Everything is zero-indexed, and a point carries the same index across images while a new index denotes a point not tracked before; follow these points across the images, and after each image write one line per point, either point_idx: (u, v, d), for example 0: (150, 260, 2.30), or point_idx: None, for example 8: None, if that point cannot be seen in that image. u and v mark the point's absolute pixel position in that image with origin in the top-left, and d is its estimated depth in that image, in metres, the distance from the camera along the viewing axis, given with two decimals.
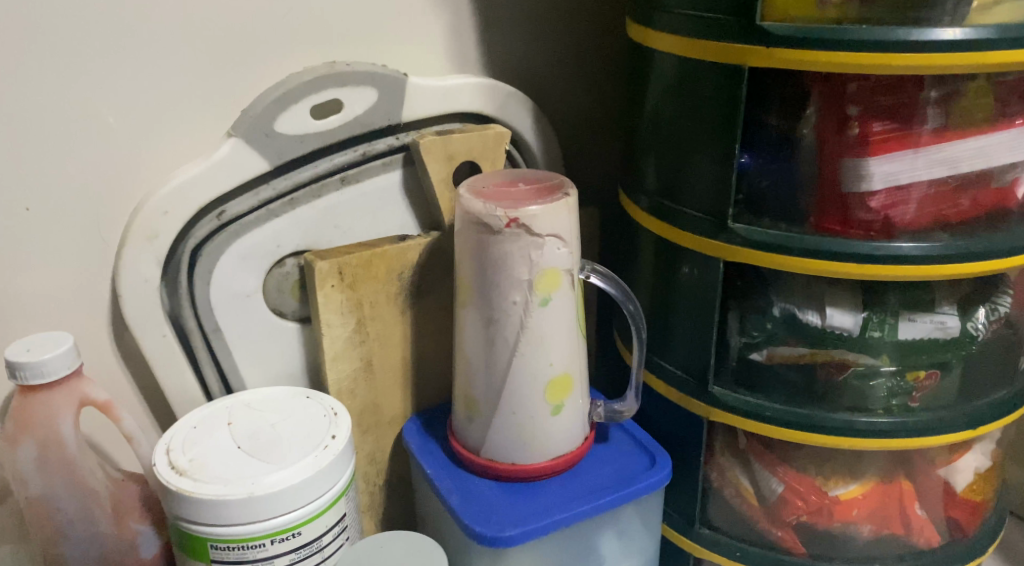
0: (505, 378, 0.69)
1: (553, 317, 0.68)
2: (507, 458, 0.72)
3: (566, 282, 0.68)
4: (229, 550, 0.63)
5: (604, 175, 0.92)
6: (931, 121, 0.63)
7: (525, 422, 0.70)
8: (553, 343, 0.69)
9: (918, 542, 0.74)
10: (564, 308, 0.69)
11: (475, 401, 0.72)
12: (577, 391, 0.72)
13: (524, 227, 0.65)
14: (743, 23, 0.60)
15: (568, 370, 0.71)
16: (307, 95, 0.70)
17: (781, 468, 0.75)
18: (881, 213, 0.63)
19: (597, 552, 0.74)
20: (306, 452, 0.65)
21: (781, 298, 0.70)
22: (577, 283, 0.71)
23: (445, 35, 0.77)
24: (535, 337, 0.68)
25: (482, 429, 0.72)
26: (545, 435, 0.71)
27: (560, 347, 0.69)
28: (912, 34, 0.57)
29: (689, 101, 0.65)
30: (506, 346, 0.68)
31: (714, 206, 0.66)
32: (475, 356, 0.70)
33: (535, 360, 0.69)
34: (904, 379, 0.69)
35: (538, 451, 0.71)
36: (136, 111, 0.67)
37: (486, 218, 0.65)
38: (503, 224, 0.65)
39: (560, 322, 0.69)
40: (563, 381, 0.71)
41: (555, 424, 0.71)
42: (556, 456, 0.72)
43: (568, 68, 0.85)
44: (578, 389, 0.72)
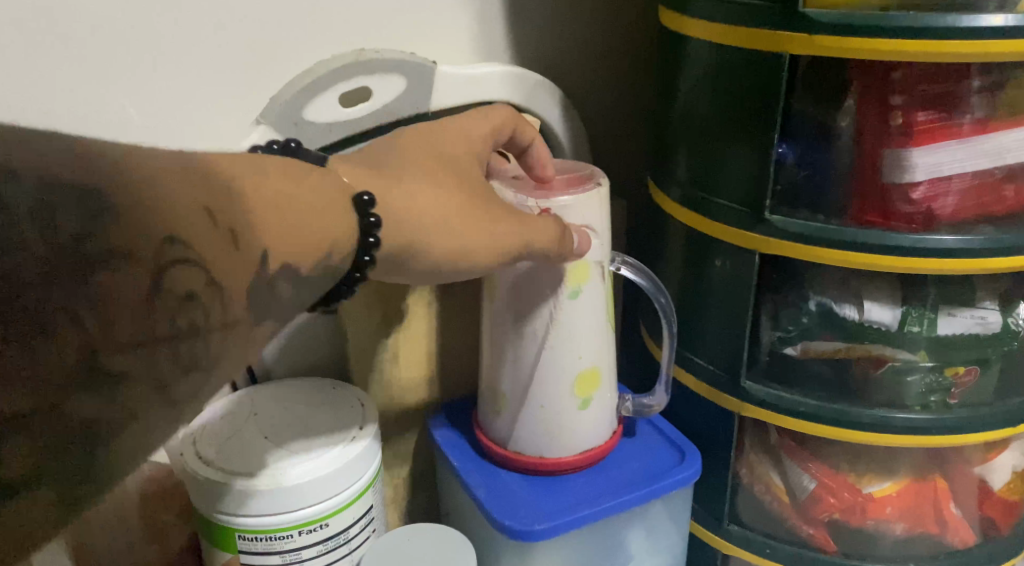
0: (534, 371, 0.68)
1: (582, 310, 0.67)
2: (535, 452, 0.71)
3: (596, 275, 0.67)
4: (256, 541, 0.62)
5: (631, 167, 0.91)
6: (975, 111, 0.62)
7: (554, 415, 0.69)
8: (583, 336, 0.68)
9: (952, 541, 0.73)
10: (594, 300, 0.68)
11: (503, 395, 0.71)
12: (605, 385, 0.71)
13: None
14: (782, 10, 0.58)
15: (597, 363, 0.70)
16: (334, 84, 0.69)
17: (813, 464, 0.74)
18: (923, 205, 0.62)
19: (626, 546, 0.73)
20: (335, 444, 0.65)
21: (818, 292, 0.69)
22: (607, 275, 0.69)
23: (474, 24, 0.75)
24: (565, 329, 0.67)
25: (510, 423, 0.71)
26: (573, 429, 0.70)
27: (590, 340, 0.68)
28: (960, 20, 0.55)
29: (725, 93, 0.64)
30: (535, 339, 0.67)
31: (750, 199, 0.64)
32: (502, 349, 0.69)
33: (564, 353, 0.68)
34: (943, 375, 0.67)
35: (566, 444, 0.70)
36: (157, 99, 0.64)
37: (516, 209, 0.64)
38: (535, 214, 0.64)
39: (589, 314, 0.68)
40: (592, 375, 0.70)
41: (583, 417, 0.70)
42: (584, 451, 0.71)
43: (597, 58, 0.84)
44: (607, 382, 0.71)
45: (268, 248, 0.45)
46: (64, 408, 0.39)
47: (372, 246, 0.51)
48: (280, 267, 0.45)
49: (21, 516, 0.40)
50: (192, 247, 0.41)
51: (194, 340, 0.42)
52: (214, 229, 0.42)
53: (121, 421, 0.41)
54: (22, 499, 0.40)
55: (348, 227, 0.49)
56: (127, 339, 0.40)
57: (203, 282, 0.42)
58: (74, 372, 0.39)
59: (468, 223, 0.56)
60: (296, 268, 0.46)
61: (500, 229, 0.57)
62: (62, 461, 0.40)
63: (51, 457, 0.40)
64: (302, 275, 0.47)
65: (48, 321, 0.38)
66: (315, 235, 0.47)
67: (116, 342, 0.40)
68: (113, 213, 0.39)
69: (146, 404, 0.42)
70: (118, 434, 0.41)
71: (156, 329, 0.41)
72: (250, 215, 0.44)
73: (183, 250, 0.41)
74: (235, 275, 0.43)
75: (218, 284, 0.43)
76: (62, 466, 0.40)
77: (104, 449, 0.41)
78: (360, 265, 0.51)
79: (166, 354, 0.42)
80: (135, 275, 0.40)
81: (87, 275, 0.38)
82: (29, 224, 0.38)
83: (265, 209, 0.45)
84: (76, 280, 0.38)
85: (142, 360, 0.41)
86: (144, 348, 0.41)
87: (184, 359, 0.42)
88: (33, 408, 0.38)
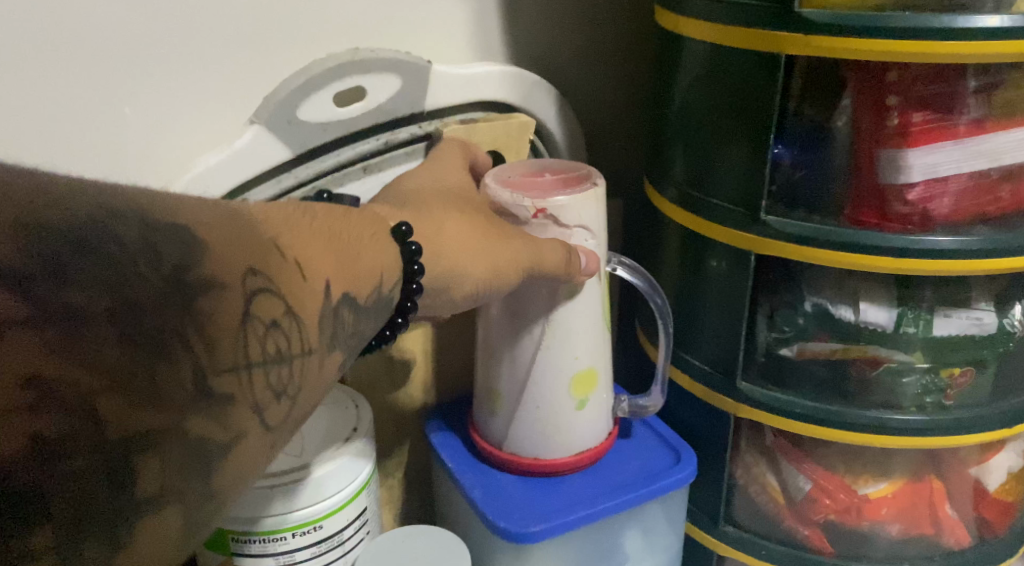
0: (530, 372, 0.68)
1: (580, 311, 0.66)
2: (531, 453, 0.70)
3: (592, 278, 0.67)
4: (250, 542, 0.62)
5: (628, 168, 0.91)
6: (971, 112, 0.62)
7: (549, 416, 0.69)
8: (580, 337, 0.67)
9: (948, 542, 0.73)
10: (592, 300, 0.67)
11: (498, 397, 0.70)
12: (602, 386, 0.71)
13: (551, 217, 0.63)
14: (779, 10, 0.58)
15: (594, 363, 0.69)
16: (328, 83, 0.68)
17: (808, 466, 0.73)
18: (919, 205, 0.62)
19: (621, 548, 0.73)
20: (330, 445, 0.65)
21: (813, 292, 0.69)
22: (604, 277, 0.69)
23: (470, 24, 0.75)
24: (561, 330, 0.66)
25: (505, 424, 0.71)
26: (569, 430, 0.70)
27: (587, 341, 0.68)
28: (954, 21, 0.55)
29: (722, 92, 0.64)
30: (531, 340, 0.67)
31: (746, 199, 0.64)
32: (498, 350, 0.69)
33: (560, 354, 0.67)
34: (938, 376, 0.67)
35: (562, 445, 0.70)
36: (151, 98, 0.64)
37: (513, 209, 0.63)
38: (531, 214, 0.63)
39: (587, 315, 0.67)
40: (589, 375, 0.69)
41: (579, 419, 0.70)
42: (579, 452, 0.71)
43: (594, 59, 0.84)
44: (604, 382, 0.71)
45: (330, 279, 0.46)
46: (183, 428, 0.39)
47: (417, 274, 0.53)
48: (341, 296, 0.47)
49: (142, 541, 0.38)
50: (269, 276, 0.43)
51: (280, 365, 0.43)
52: (285, 263, 0.44)
53: (228, 443, 0.41)
54: (143, 524, 0.38)
55: (394, 258, 0.51)
56: (228, 364, 0.41)
57: (282, 309, 0.43)
58: (191, 391, 0.39)
59: (476, 247, 0.56)
60: (354, 296, 0.48)
61: (501, 254, 0.57)
62: (183, 482, 0.39)
63: (172, 478, 0.39)
64: (360, 304, 0.49)
65: (167, 345, 0.38)
66: (366, 266, 0.49)
67: (221, 364, 0.40)
68: (205, 244, 0.41)
69: (249, 427, 0.42)
70: (226, 456, 0.41)
71: (249, 354, 0.42)
72: (306, 249, 0.46)
73: (262, 280, 0.43)
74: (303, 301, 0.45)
75: (295, 313, 0.44)
76: (180, 485, 0.39)
77: (215, 470, 0.40)
78: (409, 294, 0.53)
79: (261, 376, 0.42)
80: (232, 297, 0.41)
81: (194, 301, 0.40)
82: (139, 250, 0.39)
83: (313, 240, 0.47)
84: (185, 304, 0.39)
85: (242, 384, 0.41)
86: (243, 372, 0.41)
87: (275, 384, 0.43)
88: (157, 427, 0.38)
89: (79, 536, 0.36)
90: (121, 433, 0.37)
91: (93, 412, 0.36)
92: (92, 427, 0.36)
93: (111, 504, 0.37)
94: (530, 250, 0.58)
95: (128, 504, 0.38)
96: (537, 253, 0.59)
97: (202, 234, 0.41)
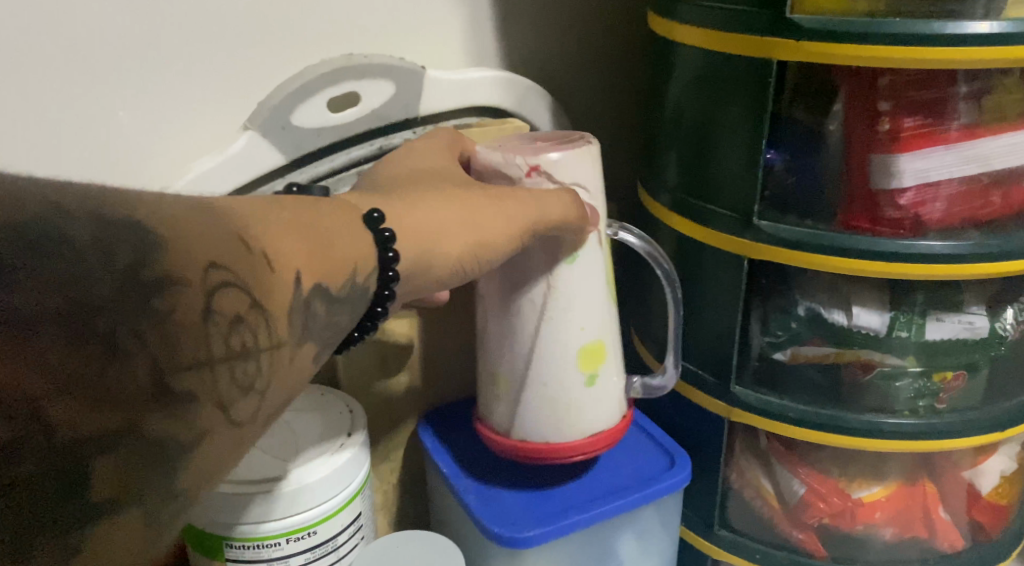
0: (532, 347, 0.63)
1: (581, 274, 0.62)
2: (541, 438, 0.65)
3: (592, 241, 0.62)
4: (245, 548, 0.62)
5: (623, 173, 0.91)
6: (961, 117, 0.62)
7: (557, 393, 0.64)
8: (585, 305, 0.62)
9: (942, 545, 0.73)
10: (594, 264, 0.62)
11: (502, 379, 0.66)
12: (613, 362, 0.66)
13: (546, 174, 0.59)
14: (774, 15, 0.58)
15: (601, 335, 0.64)
16: (322, 88, 0.68)
17: (802, 469, 0.74)
18: (911, 210, 0.62)
19: (615, 552, 0.73)
20: (324, 450, 0.64)
21: (805, 296, 0.69)
22: (606, 242, 0.64)
23: (464, 30, 0.75)
24: (564, 295, 0.62)
25: (511, 409, 0.66)
26: (579, 408, 0.64)
27: (592, 308, 0.63)
28: (945, 27, 0.55)
29: (715, 97, 0.64)
30: (532, 309, 0.62)
31: (739, 203, 0.64)
32: (498, 329, 0.64)
33: (564, 324, 0.62)
34: (931, 380, 0.67)
35: (572, 426, 0.65)
36: (145, 103, 0.64)
37: (507, 168, 0.60)
38: (524, 172, 0.59)
39: (589, 279, 0.62)
40: (596, 349, 0.64)
41: (590, 397, 0.64)
42: (593, 434, 0.65)
43: (588, 65, 0.84)
44: (613, 354, 0.66)
45: (300, 269, 0.44)
46: (141, 428, 0.37)
47: (391, 279, 0.50)
48: (313, 287, 0.45)
49: (103, 544, 0.37)
50: (232, 271, 0.41)
51: (246, 360, 0.42)
52: (250, 256, 0.42)
53: (192, 441, 0.39)
54: (107, 525, 0.37)
55: (369, 248, 0.49)
56: (189, 361, 0.39)
57: (248, 304, 0.41)
58: (148, 391, 0.37)
59: (479, 214, 0.54)
60: (326, 287, 0.46)
61: (494, 215, 0.54)
62: (140, 486, 0.37)
63: (127, 481, 0.37)
64: (332, 294, 0.47)
65: (121, 345, 0.37)
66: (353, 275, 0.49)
67: (180, 362, 0.39)
68: None
69: (213, 424, 0.40)
70: (192, 455, 0.39)
71: (213, 349, 0.40)
72: None
73: (226, 274, 0.40)
74: (271, 296, 0.43)
75: (261, 305, 0.42)
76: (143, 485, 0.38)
77: (180, 470, 0.39)
78: (385, 281, 0.50)
79: (225, 373, 0.41)
80: (191, 294, 0.39)
81: (151, 299, 0.38)
82: (89, 250, 0.36)
83: (288, 231, 0.44)
84: (142, 300, 0.37)
85: (205, 380, 0.40)
86: (205, 368, 0.40)
87: (241, 379, 0.41)
88: (115, 426, 0.36)
89: (29, 541, 0.35)
90: (71, 436, 0.35)
91: (36, 415, 0.35)
92: (36, 432, 0.35)
93: (58, 509, 0.35)
94: (533, 202, 0.56)
95: (85, 507, 0.36)
96: (541, 203, 0.56)
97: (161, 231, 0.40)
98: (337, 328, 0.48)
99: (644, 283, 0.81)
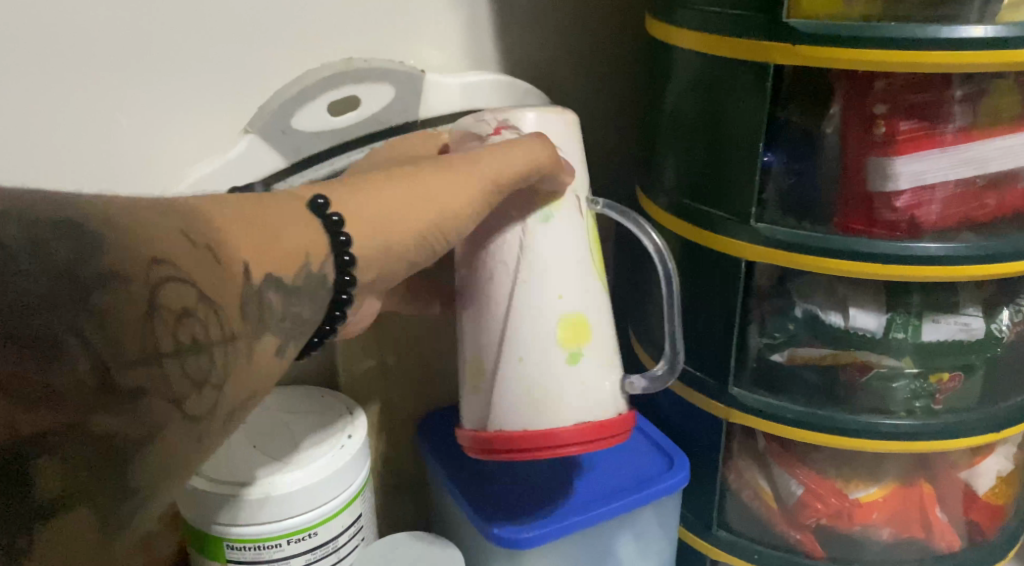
0: (505, 321, 0.58)
1: (556, 236, 0.57)
2: (519, 427, 0.58)
3: (571, 203, 0.58)
4: (244, 550, 0.62)
5: (621, 176, 0.92)
6: (958, 120, 0.62)
7: (533, 370, 0.57)
8: (562, 271, 0.57)
9: (939, 545, 0.74)
10: (571, 228, 0.58)
11: (476, 366, 0.60)
12: (599, 343, 0.59)
13: (511, 131, 0.58)
14: (769, 19, 0.59)
15: (582, 308, 0.58)
16: (323, 92, 0.68)
17: (799, 470, 0.74)
18: (907, 212, 0.63)
19: (613, 553, 0.74)
20: (323, 451, 0.65)
21: (802, 298, 0.70)
22: (588, 213, 0.60)
23: (463, 33, 0.76)
24: (537, 259, 0.57)
25: (485, 399, 0.59)
26: (559, 387, 0.58)
27: (570, 276, 0.58)
28: (939, 31, 0.56)
29: (713, 100, 0.65)
30: (504, 276, 0.57)
31: (738, 205, 0.65)
32: (472, 307, 0.59)
33: (538, 292, 0.57)
34: (927, 381, 0.68)
35: (554, 410, 0.58)
36: (144, 106, 0.64)
37: (473, 128, 0.59)
38: (490, 130, 0.58)
39: (567, 244, 0.58)
40: (577, 323, 0.58)
41: (571, 376, 0.58)
42: (580, 422, 0.58)
43: (586, 67, 0.84)
44: (601, 338, 0.59)
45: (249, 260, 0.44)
46: (86, 426, 0.39)
47: (348, 265, 0.48)
48: (262, 277, 0.44)
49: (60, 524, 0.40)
50: (177, 265, 0.41)
51: (197, 354, 0.42)
52: (193, 251, 0.41)
53: (144, 437, 0.40)
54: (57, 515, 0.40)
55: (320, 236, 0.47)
56: (136, 355, 0.40)
57: (195, 297, 0.41)
58: (93, 389, 0.39)
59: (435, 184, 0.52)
60: (281, 277, 0.45)
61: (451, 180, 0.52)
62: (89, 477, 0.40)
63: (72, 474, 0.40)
64: (287, 284, 0.46)
65: (62, 345, 0.38)
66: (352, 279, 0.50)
67: (127, 358, 0.39)
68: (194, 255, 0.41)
69: (167, 420, 0.41)
70: (141, 452, 0.41)
71: (161, 345, 0.40)
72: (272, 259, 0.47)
73: (169, 269, 0.40)
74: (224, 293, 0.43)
75: (210, 298, 0.42)
76: (86, 483, 0.40)
77: (129, 468, 0.40)
78: (343, 267, 0.48)
79: (176, 367, 0.41)
80: (132, 292, 0.39)
81: (91, 298, 0.38)
82: (21, 248, 0.37)
83: (240, 224, 0.44)
84: (78, 301, 0.38)
85: (153, 376, 0.40)
86: (153, 364, 0.40)
87: (193, 373, 0.42)
88: (53, 429, 0.38)
89: None
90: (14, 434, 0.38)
91: None
92: None
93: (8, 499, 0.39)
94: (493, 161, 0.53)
95: (31, 501, 0.39)
96: (499, 161, 0.53)
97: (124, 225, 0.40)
98: (297, 320, 0.47)
99: (641, 285, 0.81)
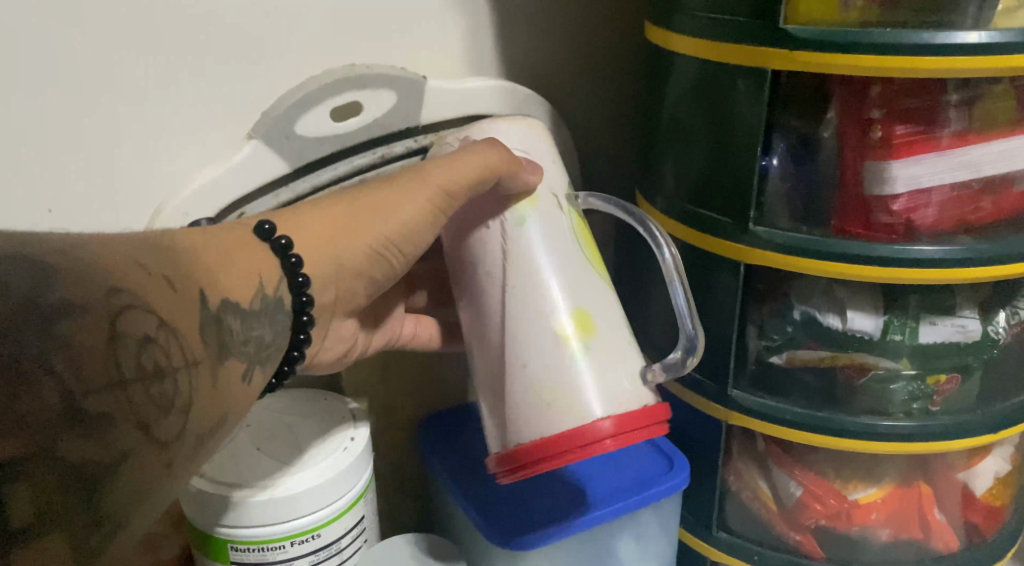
0: (502, 330, 0.59)
1: (539, 235, 0.58)
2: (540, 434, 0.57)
3: (548, 200, 0.59)
4: (248, 551, 0.63)
5: (620, 179, 0.92)
6: (953, 124, 0.63)
7: (541, 372, 0.57)
8: (551, 268, 0.58)
9: (936, 545, 0.74)
10: (552, 226, 0.59)
11: (488, 381, 0.60)
12: (608, 334, 0.59)
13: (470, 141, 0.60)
14: (768, 26, 0.59)
15: (581, 303, 0.58)
16: (327, 98, 0.70)
17: (799, 471, 0.74)
18: (903, 215, 0.63)
19: (615, 554, 0.74)
20: (325, 454, 0.65)
21: (800, 301, 0.70)
22: (571, 211, 0.61)
23: (463, 39, 0.77)
24: (524, 261, 0.58)
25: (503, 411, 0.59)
26: (573, 383, 0.57)
27: (561, 274, 0.58)
28: (934, 37, 0.57)
29: (710, 106, 0.65)
30: (493, 284, 0.59)
31: (736, 209, 0.66)
32: (472, 323, 0.61)
33: (530, 293, 0.58)
34: (925, 383, 0.69)
35: (579, 410, 0.56)
36: (149, 112, 0.65)
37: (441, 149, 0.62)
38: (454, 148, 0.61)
39: (552, 241, 0.59)
40: (578, 317, 0.58)
41: (584, 370, 0.57)
42: (612, 416, 0.57)
43: (585, 72, 0.85)
44: (608, 329, 0.59)
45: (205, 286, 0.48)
46: (54, 451, 0.39)
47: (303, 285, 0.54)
48: (220, 303, 0.48)
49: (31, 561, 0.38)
50: (134, 292, 0.42)
51: (162, 380, 0.43)
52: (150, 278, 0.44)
53: (115, 461, 0.41)
54: (28, 550, 0.38)
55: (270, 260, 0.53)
56: (102, 382, 0.40)
57: (155, 324, 0.43)
58: (60, 414, 0.39)
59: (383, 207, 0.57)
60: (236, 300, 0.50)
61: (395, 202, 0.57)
62: (58, 507, 0.39)
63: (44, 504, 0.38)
64: (243, 308, 0.50)
65: (27, 372, 0.38)
66: None
67: (91, 385, 0.40)
68: None
69: (133, 444, 0.41)
70: (114, 477, 0.41)
71: (126, 371, 0.41)
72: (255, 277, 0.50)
73: (127, 298, 0.42)
74: (182, 317, 0.45)
75: (170, 325, 0.44)
76: (57, 509, 0.39)
77: (99, 496, 0.40)
78: (299, 289, 0.54)
79: (141, 393, 0.42)
80: (94, 321, 0.40)
81: (53, 323, 0.39)
82: None
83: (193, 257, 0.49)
84: (43, 329, 0.39)
85: (118, 401, 0.41)
86: (120, 391, 0.41)
87: (161, 398, 0.43)
88: (24, 454, 0.38)
89: None
90: None
91: None
92: None
93: None
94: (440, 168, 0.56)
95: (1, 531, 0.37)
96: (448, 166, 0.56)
97: (90, 260, 0.42)
98: (261, 344, 0.51)
99: (641, 289, 0.82)
